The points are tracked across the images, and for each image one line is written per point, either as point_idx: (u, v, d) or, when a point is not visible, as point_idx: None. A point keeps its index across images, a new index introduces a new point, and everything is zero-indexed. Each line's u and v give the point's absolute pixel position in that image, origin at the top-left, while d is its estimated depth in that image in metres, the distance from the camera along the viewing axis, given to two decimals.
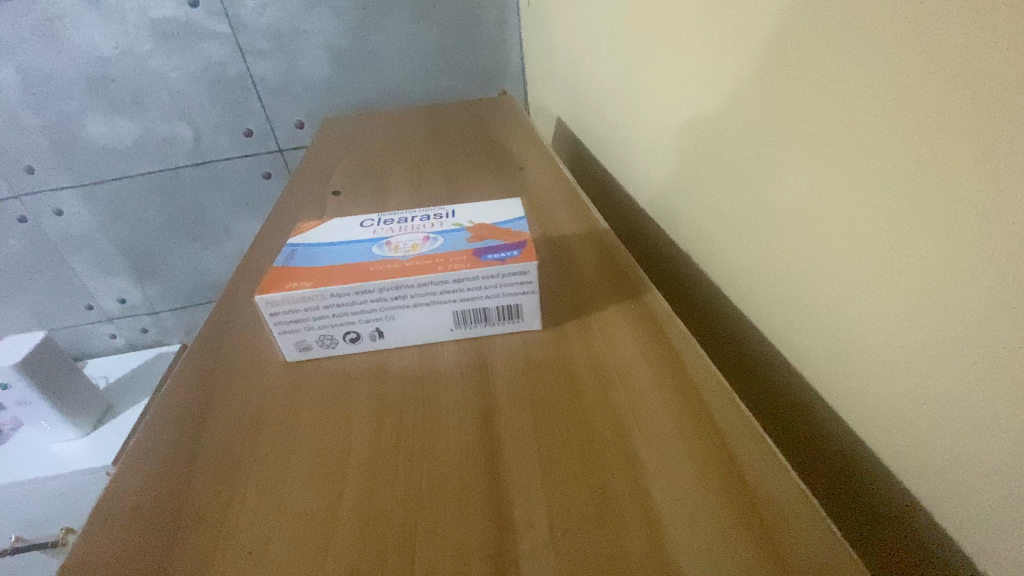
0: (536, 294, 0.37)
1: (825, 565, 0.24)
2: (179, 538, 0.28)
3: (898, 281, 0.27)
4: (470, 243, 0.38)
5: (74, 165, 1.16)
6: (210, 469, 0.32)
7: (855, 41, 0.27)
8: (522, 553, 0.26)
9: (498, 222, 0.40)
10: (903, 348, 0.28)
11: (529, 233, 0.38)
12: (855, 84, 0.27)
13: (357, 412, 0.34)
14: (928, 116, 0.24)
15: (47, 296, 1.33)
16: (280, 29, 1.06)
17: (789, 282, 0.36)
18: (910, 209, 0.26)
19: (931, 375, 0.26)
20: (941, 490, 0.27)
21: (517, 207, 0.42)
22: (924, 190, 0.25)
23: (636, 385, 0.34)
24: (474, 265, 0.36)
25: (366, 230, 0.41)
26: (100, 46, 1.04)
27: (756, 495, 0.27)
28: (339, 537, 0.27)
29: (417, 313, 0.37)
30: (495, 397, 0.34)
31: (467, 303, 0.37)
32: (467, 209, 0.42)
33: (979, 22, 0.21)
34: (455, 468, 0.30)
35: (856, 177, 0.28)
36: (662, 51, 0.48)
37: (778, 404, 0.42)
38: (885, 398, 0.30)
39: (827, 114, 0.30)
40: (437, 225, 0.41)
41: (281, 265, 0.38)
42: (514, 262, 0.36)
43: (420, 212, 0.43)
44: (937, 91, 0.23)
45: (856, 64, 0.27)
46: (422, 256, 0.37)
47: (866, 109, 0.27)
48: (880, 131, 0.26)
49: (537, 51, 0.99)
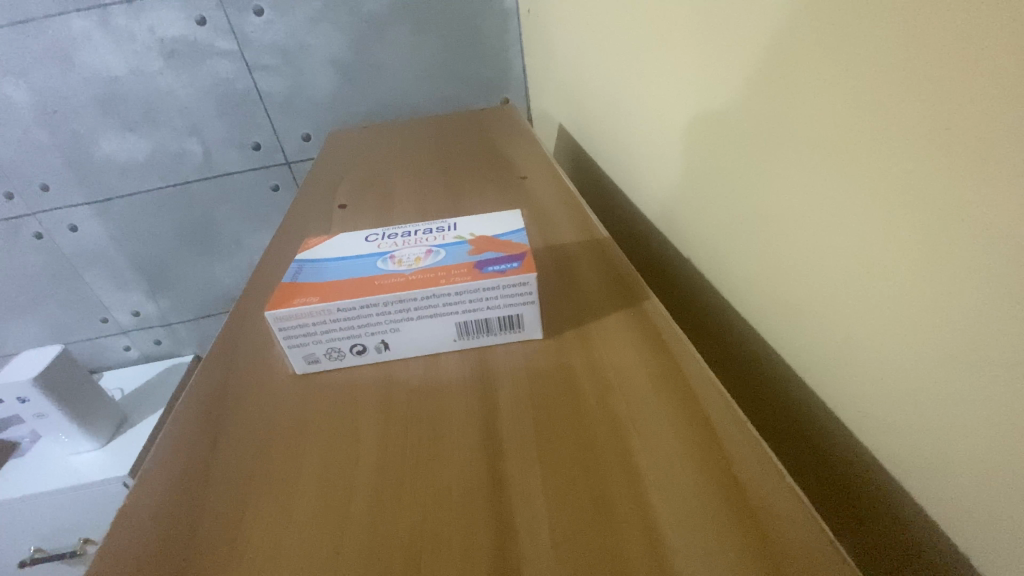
0: (535, 304, 0.38)
1: (818, 567, 0.24)
2: (197, 545, 0.29)
3: (897, 288, 0.27)
4: (470, 255, 0.39)
5: (87, 182, 1.19)
6: (226, 478, 0.33)
7: (851, 55, 0.27)
8: (524, 554, 0.27)
9: (499, 234, 0.41)
10: (902, 355, 0.28)
11: (528, 244, 0.39)
12: (852, 94, 0.28)
13: (364, 422, 0.35)
14: (921, 125, 0.24)
15: (63, 310, 1.35)
16: (286, 45, 1.08)
17: (789, 288, 0.37)
18: (903, 216, 0.26)
19: (931, 382, 0.27)
20: (939, 493, 0.28)
21: (518, 218, 0.43)
22: (917, 197, 0.25)
23: (635, 392, 0.34)
24: (474, 277, 0.37)
25: (370, 244, 0.42)
26: (112, 65, 1.07)
27: (752, 497, 0.27)
28: (348, 544, 0.28)
29: (421, 325, 0.38)
30: (498, 404, 0.35)
31: (470, 314, 0.38)
32: (469, 222, 0.43)
33: (967, 36, 0.21)
34: (458, 473, 0.31)
35: (849, 183, 0.29)
36: (662, 61, 0.49)
37: (776, 411, 0.42)
38: (885, 401, 0.30)
39: (824, 124, 0.30)
40: (439, 238, 0.42)
41: (290, 281, 0.39)
42: (514, 273, 0.36)
43: (423, 225, 0.44)
44: (929, 104, 0.24)
45: (850, 72, 0.28)
46: (425, 269, 0.38)
47: (860, 116, 0.28)
48: (872, 139, 0.27)
49: (539, 59, 1.00)
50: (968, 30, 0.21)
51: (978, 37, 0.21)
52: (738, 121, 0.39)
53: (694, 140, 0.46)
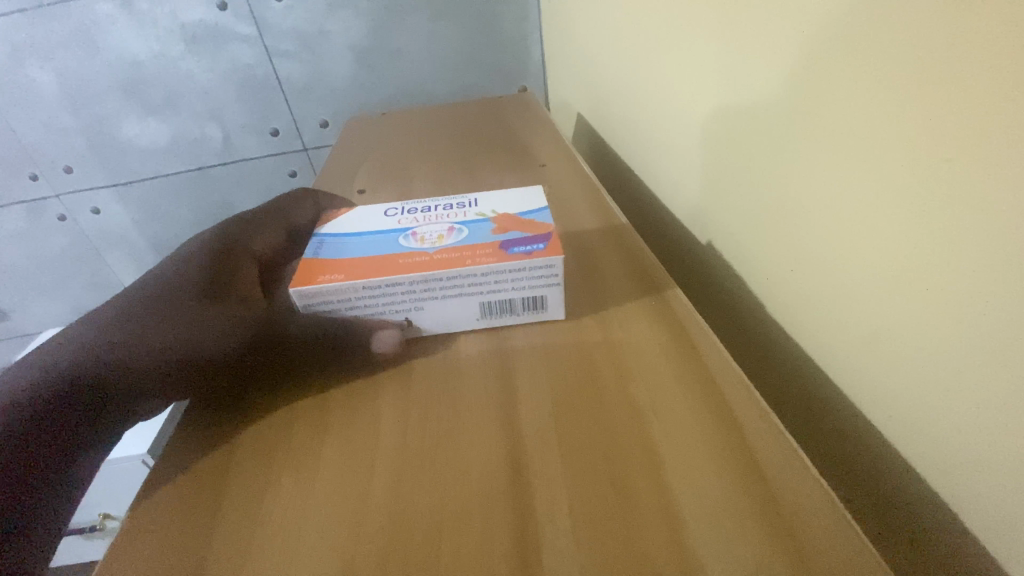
0: (561, 286, 0.38)
1: (848, 558, 0.24)
2: (219, 523, 0.30)
3: (917, 283, 0.27)
4: (494, 235, 0.39)
5: (110, 165, 1.21)
6: (249, 457, 0.33)
7: (877, 43, 0.27)
8: (545, 539, 0.27)
9: (521, 212, 0.41)
10: (920, 350, 0.28)
11: (553, 225, 0.39)
12: (876, 81, 0.27)
13: (386, 405, 0.35)
14: (959, 118, 0.23)
15: (85, 291, 1.38)
16: (305, 31, 1.08)
17: (806, 277, 0.36)
18: (928, 206, 0.26)
19: (949, 374, 0.26)
20: (956, 488, 0.27)
21: (539, 195, 0.43)
22: (941, 187, 0.25)
23: (654, 377, 0.34)
24: (501, 258, 0.37)
25: (391, 220, 0.43)
26: (133, 49, 1.07)
27: (777, 487, 0.27)
28: (367, 525, 0.28)
29: (447, 304, 0.38)
30: (517, 388, 0.35)
31: (494, 295, 0.38)
32: (491, 197, 0.44)
33: (990, 31, 0.21)
34: (477, 456, 0.31)
35: (874, 172, 0.29)
36: (682, 44, 0.48)
37: (795, 401, 0.42)
38: (906, 397, 0.29)
39: (848, 113, 0.30)
40: (461, 215, 0.42)
41: (311, 258, 0.39)
42: (539, 256, 0.36)
43: (443, 201, 0.44)
44: (948, 92, 0.24)
45: (874, 61, 0.27)
46: (448, 248, 0.38)
47: (893, 106, 0.27)
48: (897, 127, 0.27)
49: (558, 48, 0.99)
50: (992, 21, 0.21)
51: (1008, 16, 0.21)
52: (761, 112, 0.38)
53: (714, 127, 0.45)
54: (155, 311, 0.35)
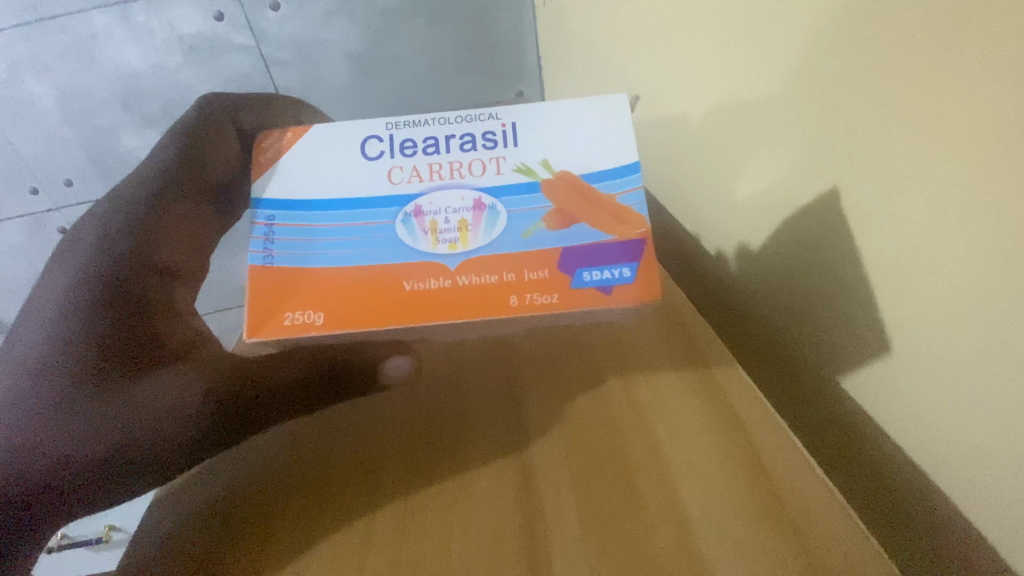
0: (636, 314, 0.41)
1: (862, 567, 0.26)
2: (230, 547, 0.32)
3: (964, 285, 0.29)
4: (562, 249, 0.39)
5: (109, 177, 1.20)
6: (256, 484, 0.35)
7: (916, 50, 0.29)
8: (555, 549, 0.28)
9: (583, 179, 0.41)
10: (959, 348, 0.30)
11: (642, 235, 0.40)
12: (920, 86, 0.29)
13: (396, 417, 0.37)
14: (1001, 123, 0.25)
15: None
16: (302, 39, 1.09)
17: (833, 278, 0.38)
18: (971, 213, 0.28)
19: (994, 374, 0.28)
20: (994, 487, 0.29)
21: (591, 141, 0.42)
22: (983, 193, 0.27)
23: (662, 386, 0.36)
24: (576, 297, 0.38)
25: (385, 175, 0.41)
26: (131, 61, 1.08)
27: (792, 500, 0.29)
28: (378, 537, 0.31)
29: (478, 326, 0.40)
30: (523, 398, 0.37)
31: (554, 320, 0.41)
32: (526, 135, 0.42)
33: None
34: (488, 466, 0.33)
35: (913, 181, 0.30)
36: (682, 48, 0.49)
37: (812, 406, 0.43)
38: (942, 397, 0.31)
39: (878, 117, 0.32)
40: (500, 172, 0.41)
41: (265, 279, 0.39)
42: (619, 299, 0.39)
43: (459, 132, 0.42)
44: (992, 105, 0.26)
45: (916, 67, 0.29)
46: (493, 260, 0.39)
47: (941, 106, 0.28)
48: (943, 135, 0.28)
49: (554, 52, 1.00)
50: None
51: None
52: (777, 106, 0.40)
53: (721, 125, 0.47)
54: (90, 376, 0.37)
